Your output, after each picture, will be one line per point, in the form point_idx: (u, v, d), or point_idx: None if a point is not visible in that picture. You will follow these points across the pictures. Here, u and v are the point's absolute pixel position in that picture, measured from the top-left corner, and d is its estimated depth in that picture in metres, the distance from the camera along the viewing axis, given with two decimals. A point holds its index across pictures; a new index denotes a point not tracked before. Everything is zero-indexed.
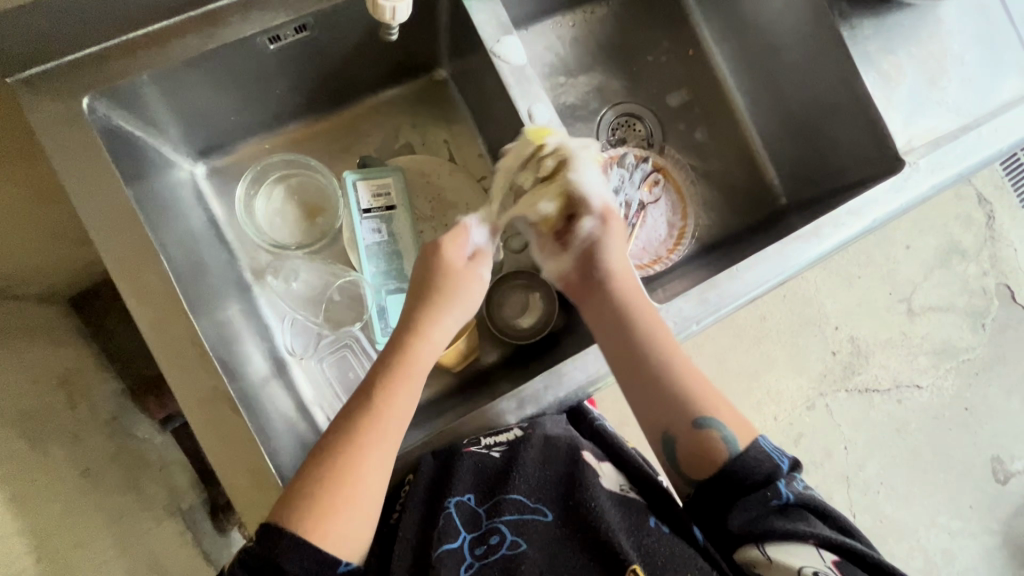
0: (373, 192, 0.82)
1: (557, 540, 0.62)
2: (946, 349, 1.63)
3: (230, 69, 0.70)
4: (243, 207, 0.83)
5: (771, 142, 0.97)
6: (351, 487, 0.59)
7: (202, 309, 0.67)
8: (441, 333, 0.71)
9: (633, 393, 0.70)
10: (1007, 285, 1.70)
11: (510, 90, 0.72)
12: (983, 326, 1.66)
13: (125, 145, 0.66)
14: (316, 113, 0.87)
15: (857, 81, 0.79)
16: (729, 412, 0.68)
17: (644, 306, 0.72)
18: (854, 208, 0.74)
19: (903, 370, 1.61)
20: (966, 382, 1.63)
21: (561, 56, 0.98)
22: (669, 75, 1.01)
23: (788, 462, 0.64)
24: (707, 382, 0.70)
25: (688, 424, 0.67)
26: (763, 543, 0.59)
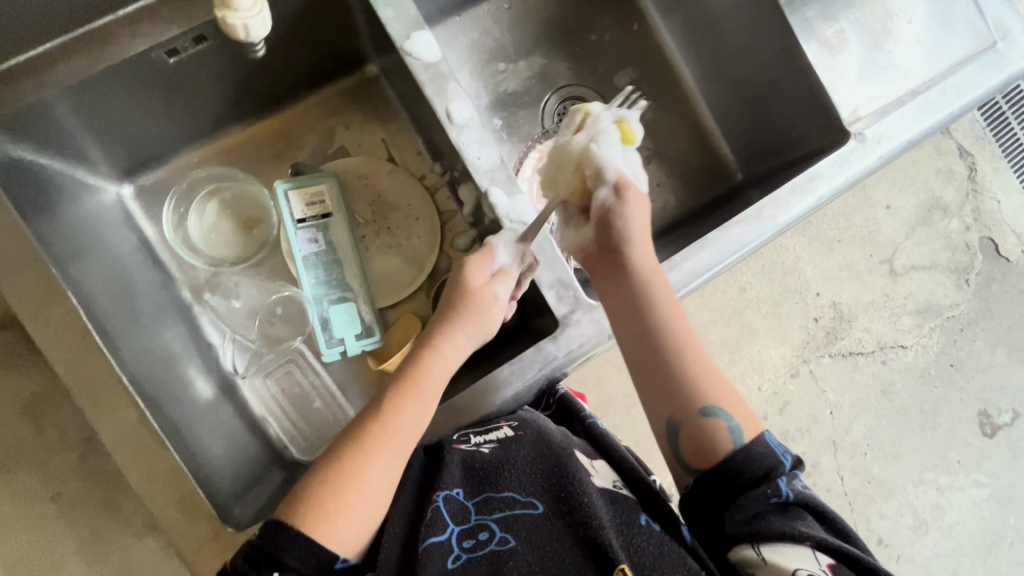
0: (306, 201, 0.80)
1: (548, 533, 0.60)
2: (930, 307, 1.62)
3: (134, 88, 0.67)
4: (173, 227, 0.81)
5: (725, 116, 0.93)
6: (361, 489, 0.60)
7: (131, 337, 0.66)
8: (455, 350, 0.68)
9: (655, 376, 0.66)
10: (991, 238, 1.67)
11: (424, 89, 0.64)
12: (967, 281, 1.64)
13: (31, 180, 0.64)
14: (243, 121, 0.84)
15: (797, 50, 0.75)
16: (739, 402, 0.65)
17: (664, 291, 0.67)
18: (798, 185, 0.71)
19: (886, 331, 1.60)
20: (951, 339, 1.62)
21: (499, 41, 0.93)
22: (615, 53, 0.96)
23: (792, 459, 0.63)
24: (718, 374, 0.67)
25: (693, 413, 0.64)
26: (758, 543, 0.58)
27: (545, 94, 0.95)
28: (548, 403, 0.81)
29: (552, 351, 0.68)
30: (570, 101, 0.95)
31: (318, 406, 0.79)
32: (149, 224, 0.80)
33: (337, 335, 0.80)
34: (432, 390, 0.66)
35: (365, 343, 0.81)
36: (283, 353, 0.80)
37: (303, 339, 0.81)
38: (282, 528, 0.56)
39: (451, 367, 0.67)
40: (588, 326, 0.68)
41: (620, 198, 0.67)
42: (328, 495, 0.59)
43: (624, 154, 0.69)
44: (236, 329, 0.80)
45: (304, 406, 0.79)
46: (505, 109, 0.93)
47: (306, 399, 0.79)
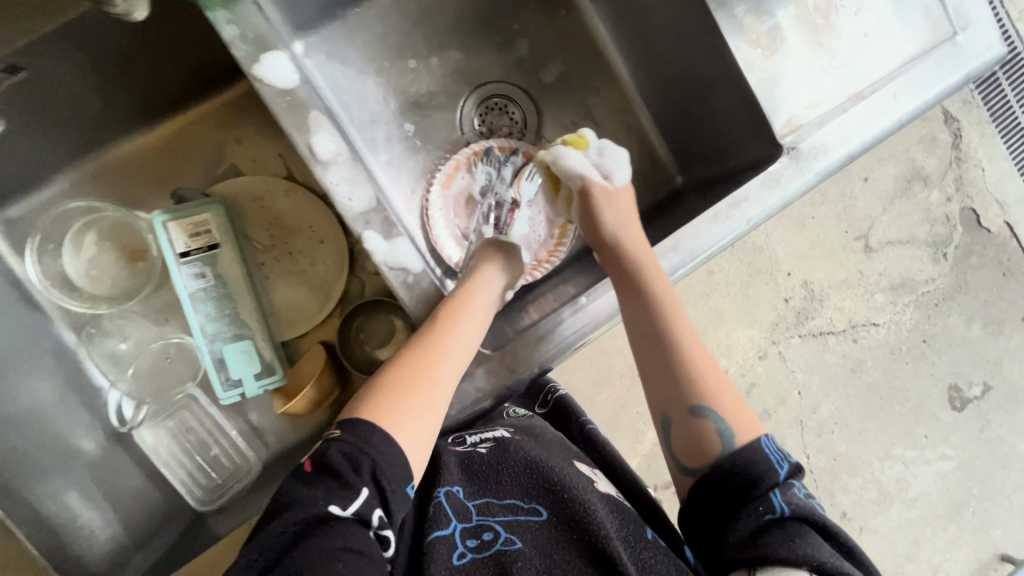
0: (189, 232, 0.72)
1: (554, 540, 0.60)
2: (903, 283, 1.43)
3: None
4: (38, 268, 0.73)
5: (660, 115, 0.84)
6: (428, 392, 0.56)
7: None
8: (491, 289, 0.65)
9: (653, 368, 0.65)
10: (973, 209, 1.46)
11: (281, 122, 0.55)
12: (944, 256, 1.44)
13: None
14: (117, 143, 0.76)
15: (725, 50, 0.66)
16: (735, 400, 0.63)
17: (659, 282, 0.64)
18: (722, 212, 0.64)
19: (858, 309, 1.42)
20: (926, 314, 1.43)
21: (407, 35, 0.83)
22: (540, 44, 0.86)
23: (789, 468, 0.59)
24: (716, 366, 0.65)
25: (684, 404, 0.63)
26: (754, 568, 0.54)
27: (462, 95, 0.85)
28: (546, 401, 0.85)
29: None
30: (495, 100, 0.86)
31: (216, 454, 0.75)
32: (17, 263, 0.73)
33: (233, 376, 0.74)
34: (487, 300, 0.63)
35: (264, 382, 0.75)
36: (176, 398, 0.75)
37: (196, 383, 0.75)
38: (360, 425, 0.53)
39: (488, 305, 0.63)
40: (482, 381, 0.63)
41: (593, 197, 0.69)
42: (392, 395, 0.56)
43: (591, 158, 0.71)
44: (127, 374, 0.75)
45: (201, 453, 0.74)
46: (417, 112, 0.84)
47: (202, 446, 0.75)
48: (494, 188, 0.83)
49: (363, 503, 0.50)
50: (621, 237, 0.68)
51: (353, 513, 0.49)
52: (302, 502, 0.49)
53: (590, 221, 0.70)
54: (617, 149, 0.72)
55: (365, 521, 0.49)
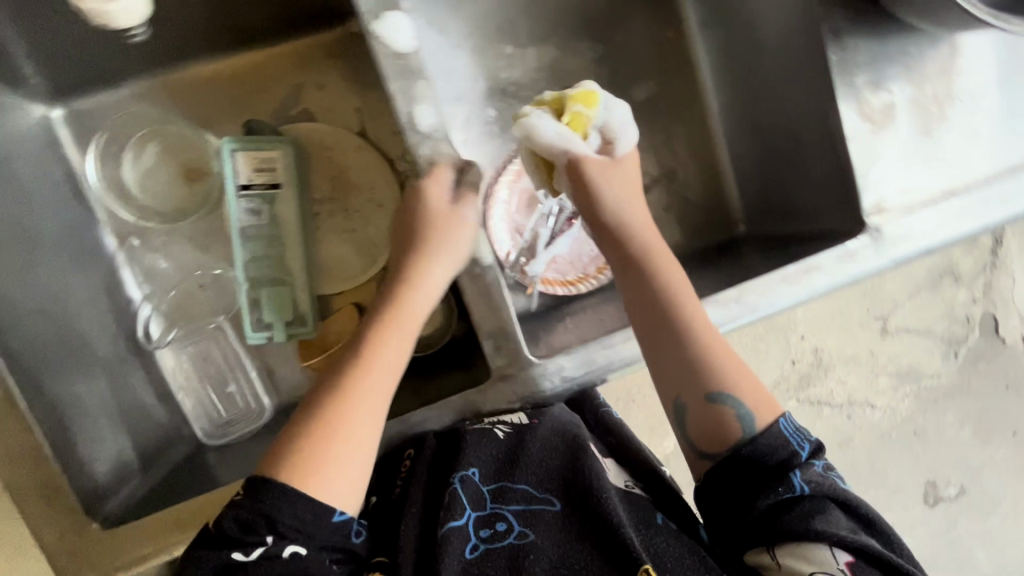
0: (254, 166, 0.71)
1: (569, 536, 0.55)
2: (910, 371, 1.33)
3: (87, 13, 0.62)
4: (100, 166, 0.73)
5: (741, 160, 0.84)
6: (348, 421, 0.54)
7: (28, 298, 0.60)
8: (433, 284, 0.60)
9: (668, 357, 0.60)
10: (993, 316, 1.37)
11: (387, 86, 0.54)
12: (955, 355, 1.35)
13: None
14: (201, 58, 0.74)
15: (833, 116, 0.64)
16: (750, 377, 0.60)
17: (665, 260, 0.64)
18: (792, 275, 0.63)
19: (860, 386, 1.31)
20: (923, 407, 1.35)
21: (511, 20, 0.81)
22: (639, 60, 0.84)
23: (810, 448, 0.57)
24: (730, 347, 0.61)
25: (699, 389, 0.59)
26: (773, 546, 0.54)
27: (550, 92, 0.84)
28: None
29: (475, 403, 0.62)
30: None
31: (231, 391, 0.74)
32: (78, 159, 0.72)
33: (266, 319, 0.73)
34: (409, 313, 0.60)
35: (294, 332, 0.74)
36: (206, 328, 0.74)
37: (227, 317, 0.74)
38: (271, 483, 0.51)
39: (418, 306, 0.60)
40: (521, 386, 0.61)
41: (584, 175, 0.65)
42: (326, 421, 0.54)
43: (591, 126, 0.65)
44: (160, 291, 0.74)
45: (217, 386, 0.74)
46: (502, 99, 0.82)
47: (220, 381, 0.74)
48: None
49: (268, 548, 0.49)
50: (624, 223, 0.66)
51: (259, 556, 0.48)
52: (210, 557, 0.49)
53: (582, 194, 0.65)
54: (615, 106, 0.66)
55: (281, 562, 0.49)
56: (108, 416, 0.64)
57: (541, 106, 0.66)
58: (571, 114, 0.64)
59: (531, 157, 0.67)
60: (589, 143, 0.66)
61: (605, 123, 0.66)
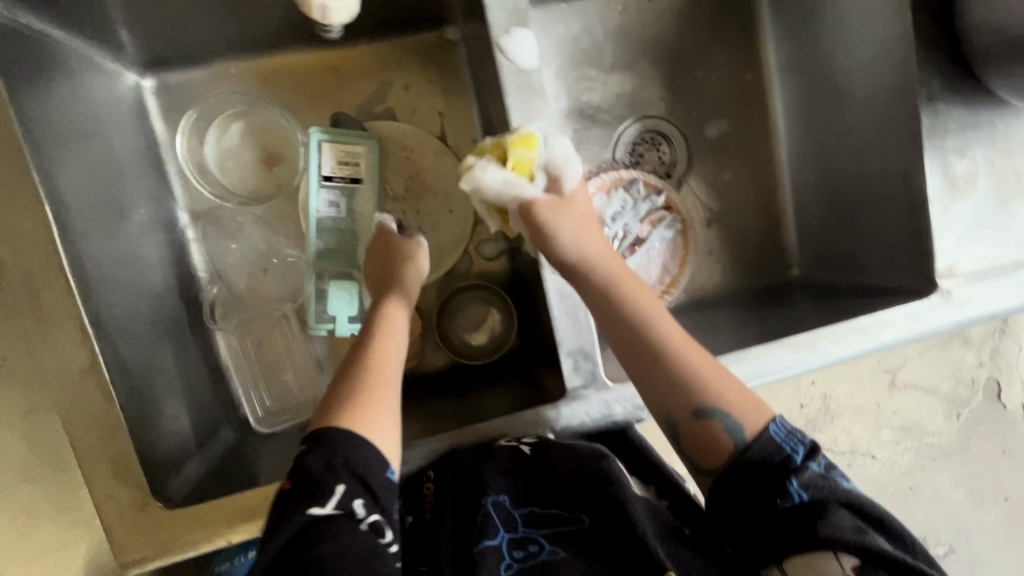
0: (339, 158, 0.71)
1: (599, 553, 0.53)
2: (912, 428, 1.22)
3: None
4: (184, 142, 0.72)
5: (804, 206, 0.85)
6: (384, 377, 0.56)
7: (108, 271, 0.59)
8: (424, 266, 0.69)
9: (649, 380, 0.57)
10: (997, 381, 1.24)
11: (506, 98, 0.56)
12: (959, 416, 1.23)
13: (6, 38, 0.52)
14: (294, 46, 0.74)
15: (916, 177, 0.66)
16: (734, 383, 0.55)
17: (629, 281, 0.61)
18: (863, 326, 0.64)
19: (863, 437, 1.21)
20: (920, 464, 1.22)
21: (597, 45, 0.83)
22: (715, 98, 0.86)
23: (806, 449, 0.51)
24: (706, 354, 0.57)
25: (686, 405, 0.55)
26: (775, 561, 0.49)
27: (626, 118, 0.85)
28: None
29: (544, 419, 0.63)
30: (651, 134, 0.86)
31: (286, 378, 0.74)
32: (162, 130, 0.72)
33: (329, 312, 0.72)
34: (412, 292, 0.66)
35: (355, 328, 0.73)
36: (272, 314, 0.75)
37: (293, 306, 0.75)
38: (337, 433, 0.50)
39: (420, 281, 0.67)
40: (595, 409, 0.61)
41: (537, 217, 0.61)
42: (371, 366, 0.56)
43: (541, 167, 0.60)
44: (226, 272, 0.74)
45: (275, 373, 0.74)
46: (579, 121, 0.83)
47: (276, 368, 0.74)
48: (625, 217, 0.84)
49: (343, 496, 0.47)
50: (583, 255, 0.60)
51: (335, 508, 0.46)
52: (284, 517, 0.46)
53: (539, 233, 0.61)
54: (558, 136, 0.58)
55: (353, 516, 0.46)
56: (174, 393, 0.63)
57: (483, 153, 0.60)
58: (515, 160, 0.58)
59: (484, 206, 0.64)
60: (537, 185, 0.61)
61: (549, 160, 0.60)
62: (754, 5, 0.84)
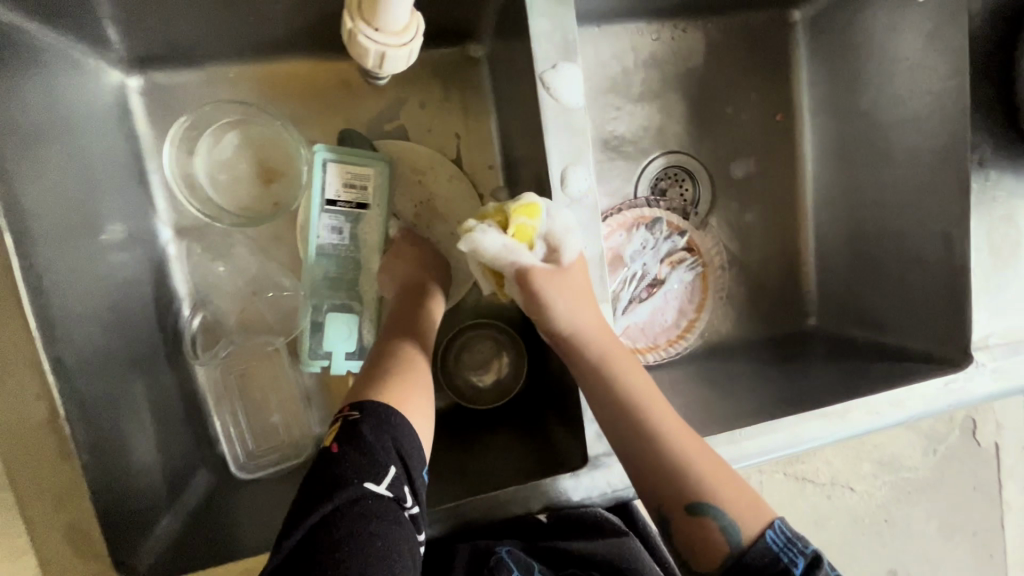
0: (345, 180, 0.64)
1: None
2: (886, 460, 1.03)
3: None
4: (173, 153, 0.65)
5: (828, 254, 0.82)
6: (416, 377, 0.57)
7: (76, 301, 0.51)
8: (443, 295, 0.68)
9: (641, 472, 0.51)
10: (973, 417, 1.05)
11: (547, 139, 0.51)
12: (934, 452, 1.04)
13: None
14: (302, 54, 0.67)
15: (959, 241, 0.63)
16: (731, 479, 0.51)
17: (626, 364, 0.55)
18: (897, 396, 0.61)
19: (843, 468, 1.02)
20: (897, 499, 1.04)
21: (627, 74, 0.78)
22: (745, 136, 0.82)
23: (806, 563, 0.47)
24: (702, 444, 0.52)
25: (681, 501, 0.50)
26: None
27: (652, 151, 0.80)
28: None
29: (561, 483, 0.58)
30: (676, 170, 0.81)
31: (275, 420, 0.68)
32: (148, 138, 0.65)
33: (324, 348, 0.66)
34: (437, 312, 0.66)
35: (352, 365, 0.67)
36: (262, 349, 0.68)
37: (285, 341, 0.68)
38: (382, 409, 0.52)
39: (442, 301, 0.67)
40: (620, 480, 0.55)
41: (530, 286, 0.56)
42: (406, 362, 0.58)
43: (541, 237, 0.55)
44: (211, 296, 0.67)
45: (261, 411, 0.67)
46: (602, 152, 0.78)
47: (264, 408, 0.67)
48: (644, 256, 0.80)
49: (396, 477, 0.48)
50: (576, 332, 0.56)
51: (386, 488, 0.47)
52: (341, 485, 0.47)
53: (531, 301, 0.57)
54: (568, 209, 0.53)
55: (400, 502, 0.48)
56: (148, 436, 0.56)
57: (484, 217, 0.57)
58: (516, 226, 0.54)
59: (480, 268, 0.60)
60: (536, 253, 0.56)
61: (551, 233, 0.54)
62: (792, 44, 0.80)
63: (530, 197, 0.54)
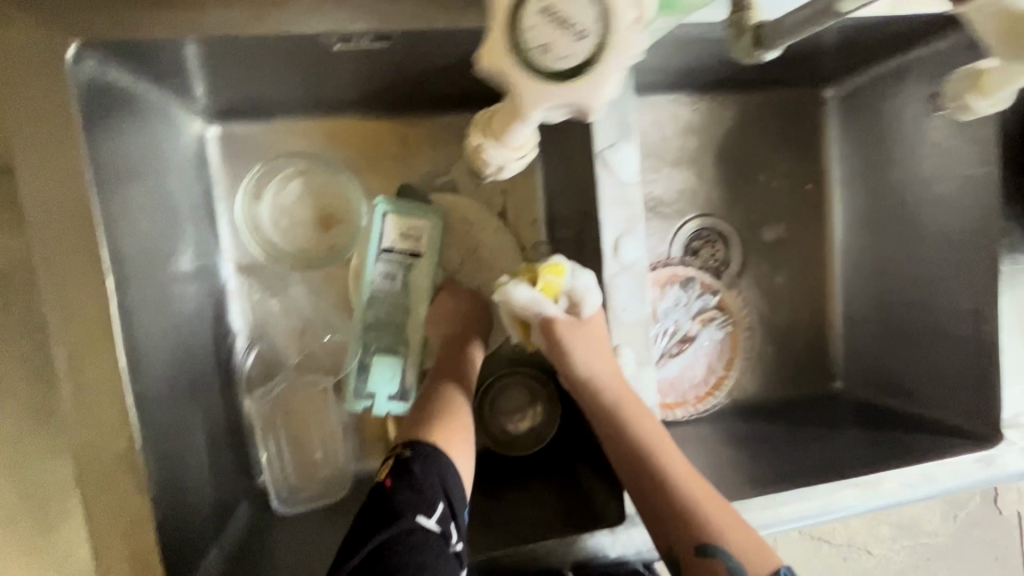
0: (401, 231, 0.68)
1: None
2: (905, 525, 1.01)
3: (297, 60, 0.57)
4: (246, 198, 0.69)
5: (855, 320, 0.84)
6: (457, 415, 0.61)
7: (156, 344, 0.53)
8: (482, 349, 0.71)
9: (648, 508, 0.54)
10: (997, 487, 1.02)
11: (599, 210, 0.56)
12: (955, 518, 1.02)
13: (96, 96, 0.47)
14: (367, 112, 0.72)
15: (986, 321, 0.66)
16: (738, 521, 0.52)
17: (636, 406, 0.58)
18: (928, 470, 0.62)
19: (861, 531, 1.00)
20: (916, 566, 1.01)
21: (665, 140, 0.82)
22: (775, 203, 0.86)
23: None
24: (705, 485, 0.54)
25: (685, 539, 0.51)
26: None
27: (686, 213, 0.84)
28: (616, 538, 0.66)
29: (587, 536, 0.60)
30: (709, 232, 0.84)
31: (317, 456, 0.70)
32: (221, 183, 0.70)
33: (368, 389, 0.69)
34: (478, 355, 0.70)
35: (393, 406, 0.69)
36: (308, 386, 0.71)
37: (333, 381, 0.71)
38: (428, 447, 0.56)
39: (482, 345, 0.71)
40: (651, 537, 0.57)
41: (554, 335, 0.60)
42: (449, 402, 0.62)
43: (565, 293, 0.59)
44: (264, 332, 0.71)
45: (302, 446, 0.70)
46: None
47: (308, 444, 0.70)
48: (675, 312, 0.82)
49: (444, 514, 0.52)
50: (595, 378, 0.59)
51: (435, 524, 0.51)
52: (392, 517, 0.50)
53: (555, 347, 0.61)
54: (586, 270, 0.60)
55: (446, 537, 0.51)
56: (202, 471, 0.58)
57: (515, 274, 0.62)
58: (543, 283, 0.59)
59: (510, 317, 0.64)
60: (560, 306, 0.60)
61: (574, 291, 0.59)
62: (823, 121, 0.85)
63: (556, 258, 0.59)
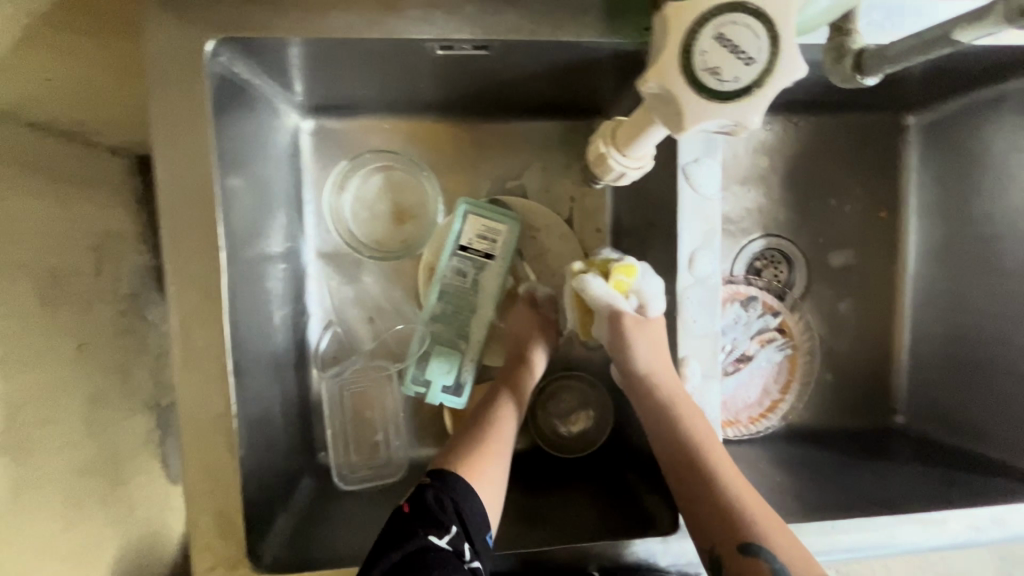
0: (479, 231, 0.71)
1: None
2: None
3: (399, 65, 0.61)
4: (333, 187, 0.74)
5: (923, 355, 0.82)
6: (489, 440, 0.63)
7: (250, 317, 0.58)
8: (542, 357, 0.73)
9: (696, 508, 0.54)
10: None
11: (679, 222, 0.57)
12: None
13: (222, 89, 0.52)
14: (449, 115, 0.76)
15: None
16: (782, 524, 0.52)
17: (693, 409, 0.58)
18: (1000, 515, 0.60)
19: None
20: None
21: (737, 158, 0.82)
22: (846, 228, 0.84)
23: None
24: (754, 493, 0.55)
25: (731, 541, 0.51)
26: None
27: (753, 232, 0.83)
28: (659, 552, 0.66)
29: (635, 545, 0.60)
30: (774, 253, 0.84)
31: (376, 439, 0.73)
32: (310, 172, 0.75)
33: (423, 377, 0.72)
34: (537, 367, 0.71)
35: (446, 397, 0.72)
36: (372, 370, 0.74)
37: (397, 368, 0.74)
38: (447, 474, 0.58)
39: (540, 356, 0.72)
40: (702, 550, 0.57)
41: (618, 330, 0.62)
42: (485, 428, 0.64)
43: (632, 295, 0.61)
44: (337, 316, 0.75)
45: (362, 427, 0.73)
46: None
47: (368, 427, 0.73)
48: (734, 330, 0.82)
49: (455, 537, 0.53)
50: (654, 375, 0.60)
51: (446, 545, 0.53)
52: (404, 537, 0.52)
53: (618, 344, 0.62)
54: (654, 275, 0.62)
55: (459, 556, 0.52)
56: (277, 440, 0.62)
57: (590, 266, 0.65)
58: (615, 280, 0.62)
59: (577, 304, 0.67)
60: (628, 304, 0.62)
61: (643, 296, 0.61)
62: (903, 148, 0.83)
63: (630, 261, 0.62)
